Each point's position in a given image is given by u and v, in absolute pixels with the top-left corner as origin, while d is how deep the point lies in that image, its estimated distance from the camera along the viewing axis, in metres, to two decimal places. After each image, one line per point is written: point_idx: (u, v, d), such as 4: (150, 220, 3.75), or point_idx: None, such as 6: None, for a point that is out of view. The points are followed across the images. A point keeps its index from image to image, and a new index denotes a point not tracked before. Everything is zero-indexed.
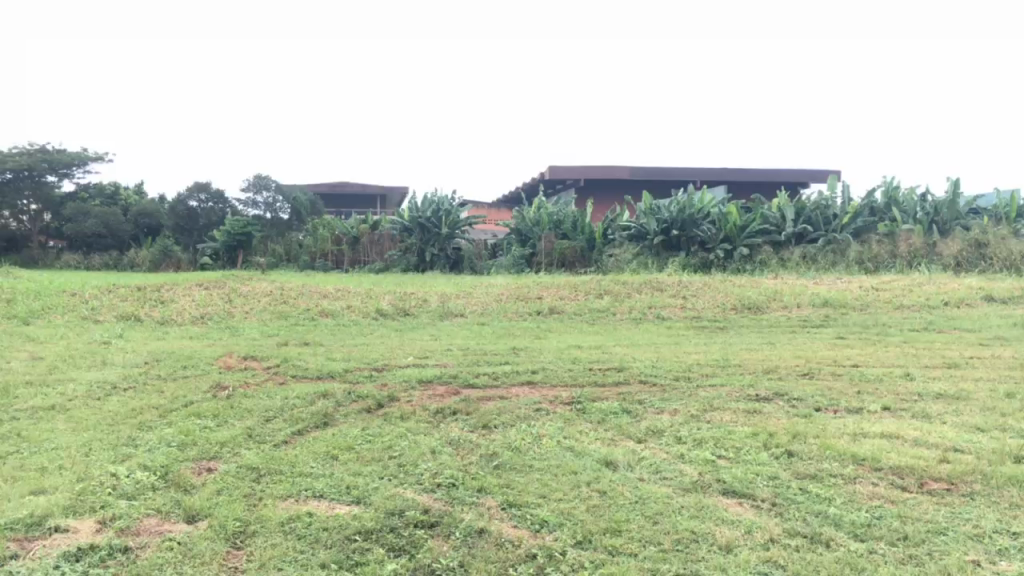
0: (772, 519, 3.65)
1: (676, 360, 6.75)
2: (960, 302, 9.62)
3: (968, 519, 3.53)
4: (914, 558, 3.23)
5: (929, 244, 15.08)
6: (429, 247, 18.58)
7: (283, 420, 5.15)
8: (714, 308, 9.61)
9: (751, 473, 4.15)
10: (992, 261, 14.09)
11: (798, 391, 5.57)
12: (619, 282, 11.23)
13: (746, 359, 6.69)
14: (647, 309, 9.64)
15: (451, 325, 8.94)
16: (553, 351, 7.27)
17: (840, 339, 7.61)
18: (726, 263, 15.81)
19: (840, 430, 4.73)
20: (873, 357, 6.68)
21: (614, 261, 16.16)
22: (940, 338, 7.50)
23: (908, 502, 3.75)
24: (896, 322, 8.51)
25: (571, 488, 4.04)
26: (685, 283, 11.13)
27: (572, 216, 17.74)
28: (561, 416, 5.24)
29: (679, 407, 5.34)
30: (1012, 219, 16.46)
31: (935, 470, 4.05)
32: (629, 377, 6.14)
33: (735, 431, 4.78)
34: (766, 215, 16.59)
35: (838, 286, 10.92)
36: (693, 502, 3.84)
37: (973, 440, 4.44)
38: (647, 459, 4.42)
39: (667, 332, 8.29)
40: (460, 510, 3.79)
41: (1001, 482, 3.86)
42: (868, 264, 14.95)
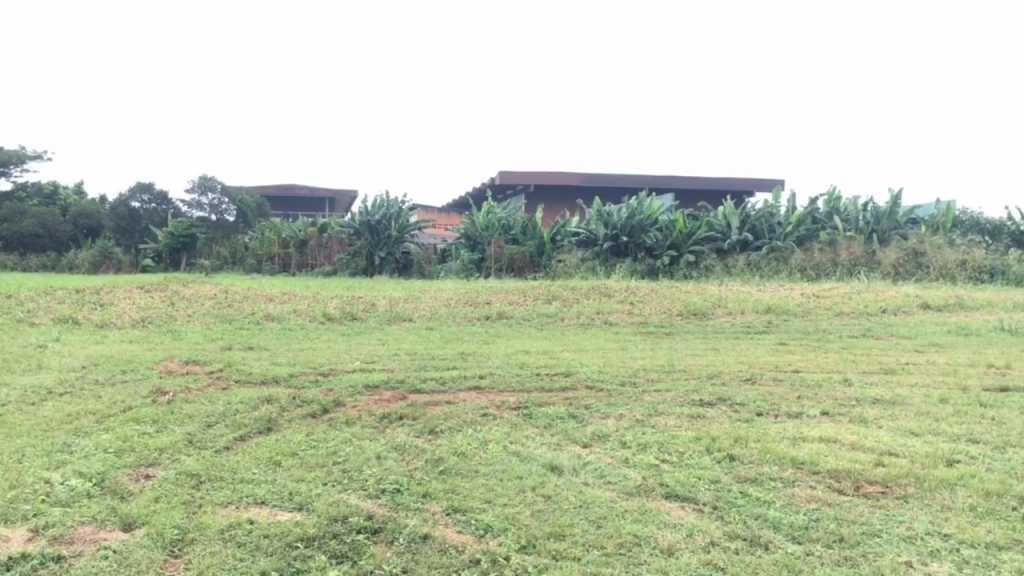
0: (713, 522, 3.70)
1: (622, 365, 6.82)
2: (897, 309, 9.89)
3: (901, 522, 3.62)
4: (848, 559, 3.31)
5: (869, 253, 15.50)
6: (377, 251, 18.43)
7: (225, 426, 5.06)
8: (660, 314, 9.74)
9: (694, 477, 4.21)
10: (928, 269, 14.78)
11: (741, 396, 5.66)
12: (567, 287, 11.29)
13: (690, 365, 6.78)
14: (594, 315, 9.71)
15: (399, 330, 8.90)
16: (501, 355, 7.29)
17: (782, 345, 7.76)
18: (673, 269, 15.98)
19: (780, 434, 4.82)
20: (813, 363, 6.82)
21: (562, 265, 16.24)
22: (877, 344, 7.71)
23: (845, 505, 3.83)
24: (836, 328, 8.71)
25: (517, 493, 4.05)
26: (632, 288, 11.24)
27: (522, 222, 17.87)
28: (508, 421, 5.25)
29: (624, 412, 5.39)
30: (948, 228, 16.99)
31: (871, 474, 4.14)
32: (576, 382, 6.18)
33: (679, 436, 4.85)
34: (712, 223, 16.83)
35: (780, 293, 11.12)
36: (637, 505, 3.88)
37: (907, 444, 4.57)
38: (592, 464, 4.46)
39: (615, 337, 8.37)
40: (404, 515, 3.78)
41: (934, 484, 3.98)
42: (811, 272, 15.28)
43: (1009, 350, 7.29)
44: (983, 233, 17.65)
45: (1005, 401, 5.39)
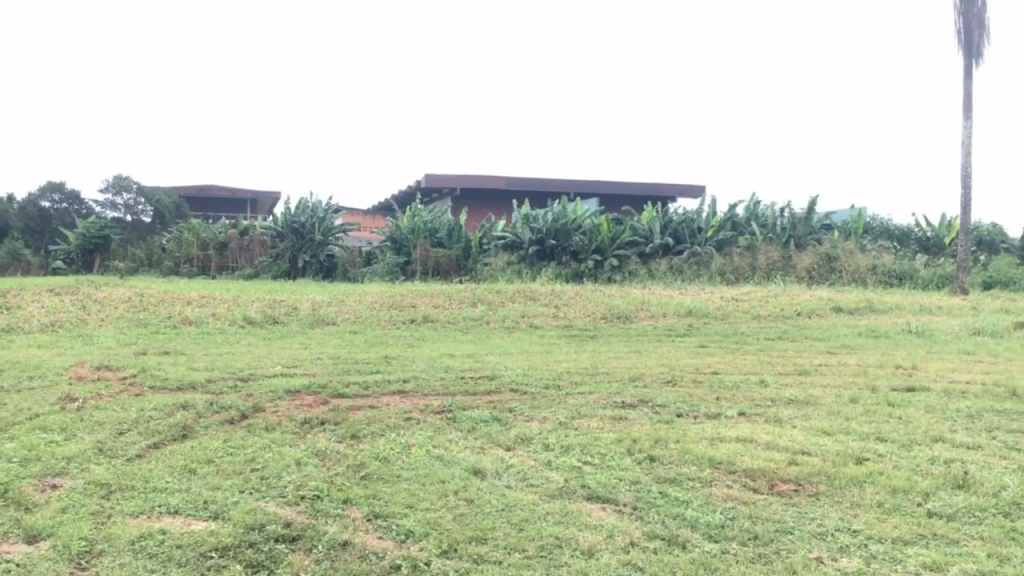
0: (632, 523, 3.75)
1: (546, 368, 6.86)
2: (811, 312, 10.21)
3: (813, 519, 3.73)
4: (762, 556, 3.39)
5: (785, 257, 15.96)
6: (301, 254, 18.14)
7: (138, 433, 4.91)
8: (585, 317, 9.84)
9: (615, 478, 4.26)
10: (841, 274, 15.39)
11: (662, 398, 5.76)
12: (493, 290, 11.29)
13: (613, 367, 6.87)
14: (520, 318, 9.74)
15: (322, 334, 8.77)
16: (425, 359, 7.26)
17: (703, 347, 7.92)
18: (597, 273, 16.14)
19: (699, 434, 4.91)
20: (731, 365, 6.98)
21: (489, 269, 16.27)
22: (793, 346, 7.93)
23: (759, 503, 3.93)
24: (754, 330, 8.93)
25: (438, 497, 4.03)
26: (557, 291, 11.33)
27: (448, 225, 17.75)
28: (431, 425, 5.23)
29: (548, 415, 5.42)
30: (859, 235, 17.64)
31: (785, 472, 4.26)
32: (500, 386, 6.18)
33: (601, 438, 4.90)
34: (635, 227, 17.04)
35: (700, 296, 11.35)
36: (559, 507, 3.91)
37: (819, 443, 4.71)
38: (516, 466, 4.47)
39: (539, 340, 8.41)
40: (323, 522, 3.72)
41: (844, 482, 4.11)
42: (730, 276, 15.67)
43: (915, 351, 7.60)
44: (892, 239, 18.38)
45: (912, 401, 5.61)
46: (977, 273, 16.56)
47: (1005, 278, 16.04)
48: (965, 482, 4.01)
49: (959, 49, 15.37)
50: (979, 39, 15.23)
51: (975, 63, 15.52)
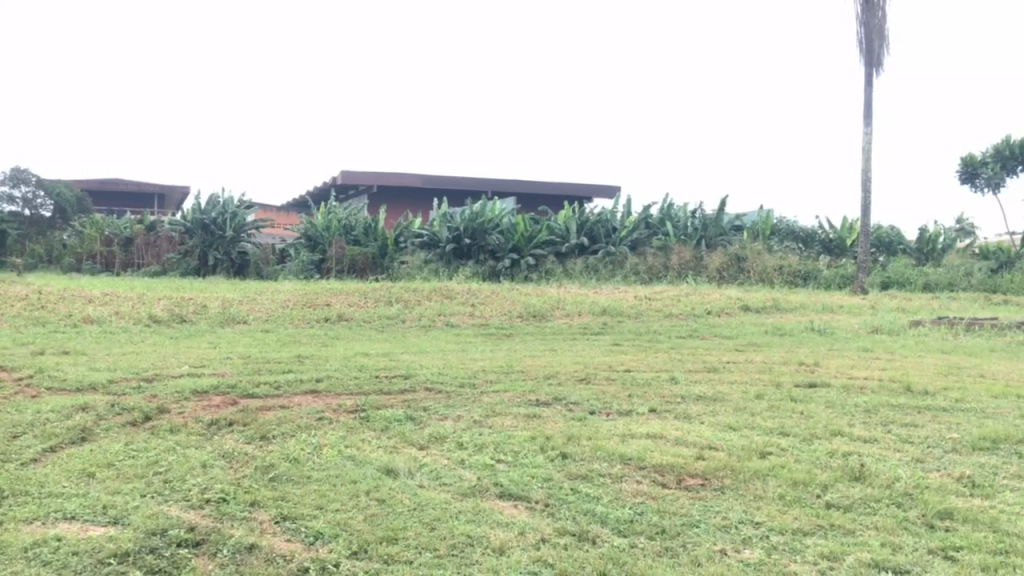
0: (544, 520, 3.78)
1: (461, 367, 6.85)
2: (721, 311, 10.48)
3: (718, 512, 3.82)
4: (669, 550, 3.46)
5: (697, 257, 16.36)
6: (211, 250, 17.71)
7: (33, 437, 4.70)
8: (501, 316, 9.87)
9: (528, 476, 4.28)
10: (749, 274, 15.90)
11: (576, 396, 5.82)
12: (409, 289, 11.22)
13: (528, 365, 6.91)
14: (436, 317, 9.72)
15: (232, 333, 8.57)
16: (339, 358, 7.16)
17: (616, 345, 8.05)
18: (514, 272, 16.23)
19: (611, 431, 4.98)
20: (644, 363, 7.11)
21: (405, 267, 16.17)
22: (703, 344, 8.12)
23: (667, 498, 4.01)
24: (666, 329, 9.11)
25: (349, 498, 3.99)
26: (473, 290, 11.33)
27: (364, 222, 17.52)
28: (343, 425, 5.16)
29: (462, 414, 5.41)
30: (767, 236, 18.21)
31: (692, 467, 4.36)
32: (415, 385, 6.14)
33: (514, 435, 4.92)
34: (552, 227, 17.18)
35: (614, 295, 11.52)
36: (471, 506, 3.91)
37: (725, 438, 4.84)
38: (428, 466, 4.46)
39: (455, 339, 8.40)
40: (229, 526, 3.64)
41: (748, 475, 4.23)
42: (644, 275, 16.00)
43: (818, 348, 7.88)
44: (798, 241, 19.02)
45: (814, 397, 5.81)
46: (876, 273, 17.29)
47: (901, 279, 16.79)
48: (861, 475, 4.17)
49: (860, 59, 15.99)
50: (879, 49, 15.88)
51: (875, 73, 16.16)
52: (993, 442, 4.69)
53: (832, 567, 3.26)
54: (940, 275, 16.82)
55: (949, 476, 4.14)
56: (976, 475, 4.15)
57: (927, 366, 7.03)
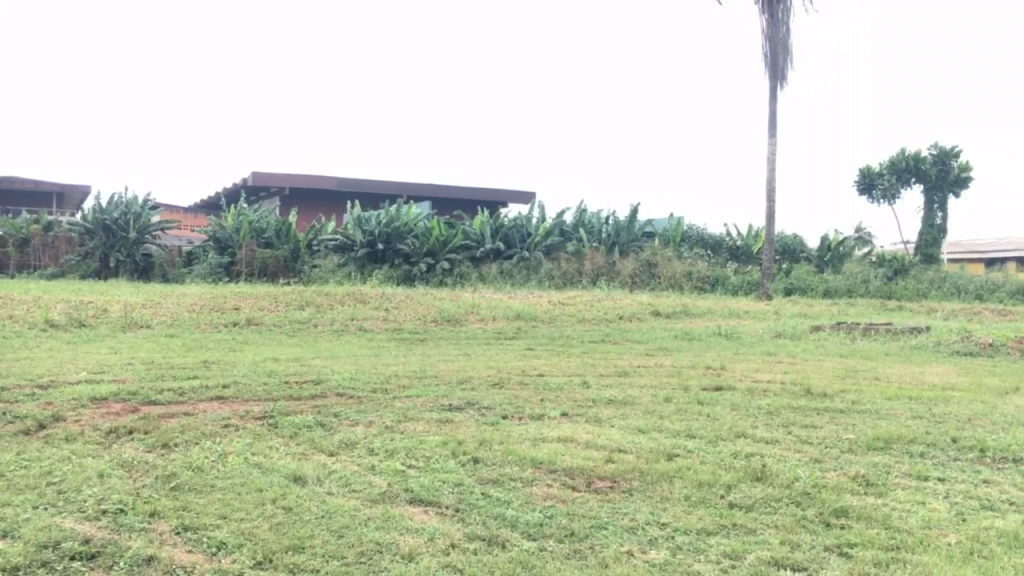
0: (454, 525, 3.76)
1: (374, 371, 6.79)
2: (632, 316, 10.67)
3: (626, 514, 3.88)
4: (577, 552, 3.50)
5: (609, 263, 16.69)
6: (113, 252, 17.07)
7: None
8: (415, 320, 9.83)
9: (438, 481, 4.26)
10: (659, 279, 16.45)
11: (488, 400, 5.83)
12: (321, 293, 11.06)
13: (441, 370, 6.89)
14: (349, 321, 9.59)
15: (135, 337, 8.28)
16: (247, 363, 7.00)
17: (530, 350, 8.10)
18: (430, 276, 16.15)
19: (523, 436, 5.01)
20: (557, 367, 7.18)
21: (318, 271, 15.91)
22: (614, 348, 8.25)
23: (576, 501, 4.05)
24: (578, 333, 9.23)
25: (254, 506, 3.90)
26: (387, 294, 11.24)
27: (275, 225, 17.15)
28: (250, 432, 5.04)
29: (374, 419, 5.35)
30: (677, 242, 18.68)
31: (601, 470, 4.42)
32: (326, 390, 6.05)
33: (426, 440, 4.90)
34: (467, 231, 17.18)
35: (528, 299, 11.60)
36: (380, 512, 3.86)
37: (634, 440, 4.92)
38: (337, 472, 4.39)
39: (367, 344, 8.32)
40: (126, 537, 3.50)
41: (656, 477, 4.31)
42: (559, 280, 16.20)
43: (724, 353, 8.09)
44: (707, 247, 19.52)
45: (719, 399, 5.97)
46: (780, 280, 17.90)
47: (804, 285, 17.41)
48: (762, 474, 4.31)
49: (765, 72, 16.52)
50: (782, 62, 16.44)
51: (779, 85, 16.72)
52: (886, 442, 4.90)
53: (734, 565, 3.34)
54: (839, 282, 17.55)
55: (845, 476, 4.31)
56: (870, 474, 4.33)
57: (826, 370, 7.31)
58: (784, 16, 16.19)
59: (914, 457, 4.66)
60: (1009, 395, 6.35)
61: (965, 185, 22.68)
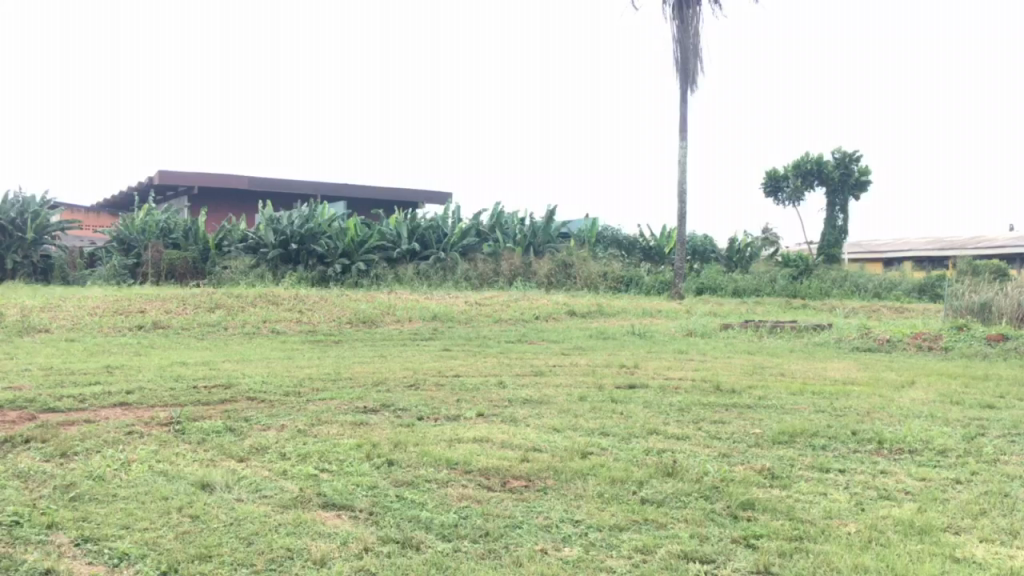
0: (367, 528, 3.72)
1: (286, 375, 6.65)
2: (548, 316, 10.76)
3: (540, 512, 3.91)
4: (491, 552, 3.50)
5: (526, 264, 16.86)
6: (10, 254, 16.30)
7: None
8: (329, 322, 9.68)
9: (352, 485, 4.20)
10: (575, 279, 16.75)
11: (404, 402, 5.79)
12: (232, 295, 10.78)
13: (356, 373, 6.80)
14: (261, 324, 9.37)
15: (33, 342, 7.92)
16: (153, 368, 6.78)
17: (446, 351, 8.07)
18: (344, 277, 15.97)
19: (438, 437, 4.99)
20: (473, 367, 7.18)
21: (229, 272, 15.49)
22: (530, 348, 8.30)
23: (492, 500, 4.05)
24: (495, 334, 9.25)
25: (160, 515, 3.77)
26: (301, 295, 11.04)
27: (184, 225, 16.70)
28: (156, 438, 4.88)
29: (286, 423, 5.25)
30: (592, 242, 18.95)
31: (517, 469, 4.44)
32: (236, 395, 5.90)
33: (341, 443, 4.83)
34: (383, 232, 17.02)
35: (444, 300, 11.57)
36: (291, 518, 3.79)
37: (549, 440, 4.95)
38: (247, 478, 4.29)
39: (280, 346, 8.16)
40: (21, 550, 3.34)
41: (570, 475, 4.35)
42: (475, 280, 16.27)
43: (637, 351, 8.22)
44: (621, 248, 19.84)
45: (633, 397, 6.06)
46: (691, 279, 18.29)
47: (713, 284, 17.84)
48: (673, 470, 4.40)
49: (676, 76, 16.88)
50: (692, 67, 16.82)
51: (689, 89, 17.10)
52: (791, 435, 5.06)
53: (646, 560, 3.39)
54: (747, 281, 18.08)
55: (752, 469, 4.44)
56: (776, 468, 4.46)
57: (736, 367, 7.51)
58: (694, 21, 16.59)
59: (816, 449, 4.82)
60: (905, 388, 6.65)
61: (866, 187, 23.59)
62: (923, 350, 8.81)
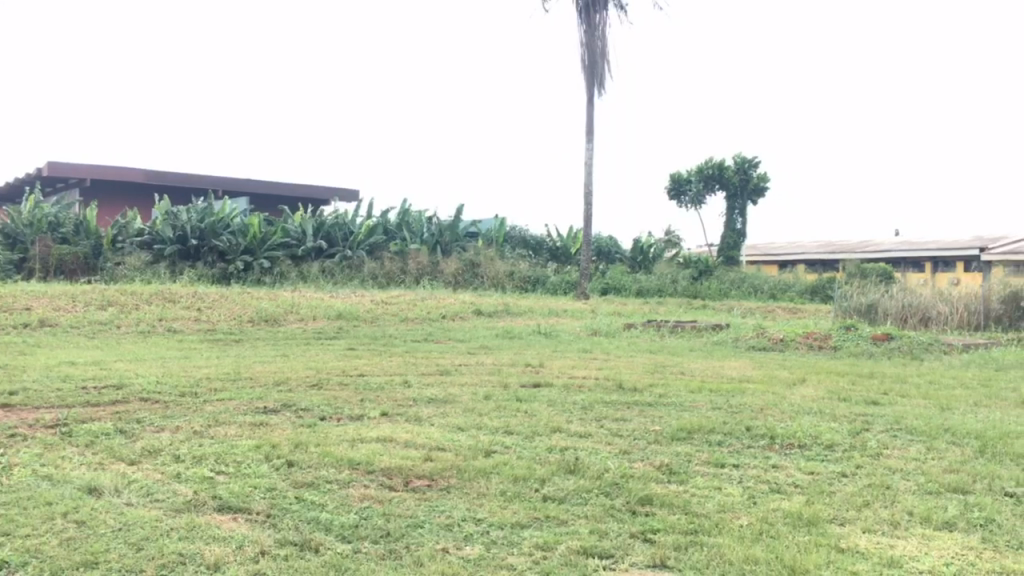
0: (264, 531, 3.63)
1: (183, 374, 6.44)
2: (455, 315, 10.74)
3: (442, 511, 3.89)
4: (392, 553, 3.46)
5: (433, 263, 16.79)
6: None
7: None
8: (229, 320, 9.43)
9: (249, 487, 4.10)
10: (482, 279, 16.80)
11: (306, 402, 5.68)
12: (126, 292, 10.37)
13: (257, 372, 6.64)
14: (156, 322, 9.04)
15: None
16: (39, 368, 6.46)
17: (351, 350, 7.96)
18: (247, 275, 15.56)
19: (340, 437, 4.91)
20: (378, 367, 7.11)
21: (124, 269, 14.89)
22: (436, 348, 8.26)
23: (393, 500, 4.02)
24: (401, 333, 9.18)
25: (42, 521, 3.59)
26: (199, 293, 10.70)
27: (74, 219, 15.93)
28: (39, 442, 4.65)
29: (181, 424, 5.08)
30: (499, 242, 19.04)
31: (419, 469, 4.41)
32: (128, 395, 5.68)
33: (239, 445, 4.70)
34: (287, 229, 16.69)
35: (349, 298, 11.41)
36: (184, 522, 3.67)
37: (453, 439, 4.95)
38: (138, 482, 4.13)
39: (177, 345, 7.89)
40: None
41: (474, 474, 4.35)
42: (382, 279, 16.10)
43: (542, 350, 8.29)
44: (528, 248, 20.00)
45: (537, 396, 6.11)
46: (597, 280, 18.57)
47: (618, 285, 18.17)
48: (575, 467, 4.45)
49: (584, 78, 17.10)
50: (600, 71, 17.08)
51: (596, 93, 17.35)
52: (688, 432, 5.19)
53: (546, 556, 3.42)
54: (651, 282, 18.47)
55: (651, 465, 4.53)
56: (674, 463, 4.57)
57: (638, 366, 7.66)
58: (601, 26, 16.86)
59: (713, 445, 4.96)
60: (796, 386, 6.92)
61: (764, 193, 24.45)
62: (814, 350, 9.19)
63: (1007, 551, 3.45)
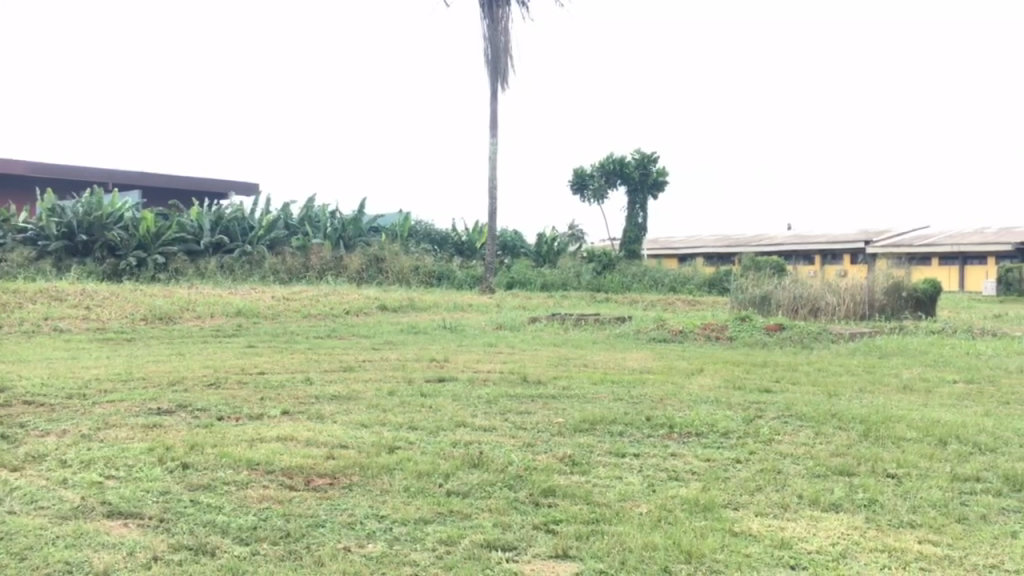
0: (157, 536, 3.51)
1: (70, 376, 6.16)
2: (358, 311, 10.60)
3: (344, 510, 3.84)
4: (292, 553, 3.39)
5: (335, 259, 16.54)
6: None
7: None
8: (121, 319, 9.07)
9: (141, 491, 3.95)
10: (386, 275, 16.66)
11: (202, 402, 5.51)
12: (6, 290, 9.83)
13: (150, 372, 6.41)
14: (41, 321, 8.61)
15: None
16: None
17: (250, 348, 7.75)
18: (139, 271, 14.99)
19: (239, 437, 4.79)
20: (278, 364, 6.96)
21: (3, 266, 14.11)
22: (339, 344, 8.14)
23: (293, 500, 3.94)
24: (302, 329, 9.00)
25: None
26: (88, 290, 10.24)
27: None
28: None
29: (68, 428, 4.86)
30: (404, 236, 18.90)
31: (321, 467, 4.34)
32: (9, 399, 5.39)
33: (131, 448, 4.53)
34: (183, 224, 16.14)
35: (249, 295, 11.12)
36: (71, 529, 3.51)
37: (355, 436, 4.88)
38: (21, 489, 3.93)
39: (65, 345, 7.54)
40: None
41: (377, 471, 4.31)
42: (283, 275, 15.77)
43: (447, 345, 8.27)
44: (432, 243, 19.92)
45: (441, 390, 6.09)
46: (502, 274, 18.63)
47: (523, 279, 18.29)
48: (479, 461, 4.45)
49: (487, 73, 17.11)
50: (504, 66, 17.13)
51: (499, 87, 17.40)
52: (591, 424, 5.27)
53: (449, 551, 3.41)
54: (554, 276, 18.66)
55: (553, 457, 4.57)
56: (576, 455, 4.63)
57: (542, 359, 7.73)
58: (503, 23, 16.92)
59: (614, 436, 5.05)
60: (694, 375, 7.12)
61: (662, 187, 25.01)
62: (711, 341, 9.46)
63: (889, 530, 3.63)
